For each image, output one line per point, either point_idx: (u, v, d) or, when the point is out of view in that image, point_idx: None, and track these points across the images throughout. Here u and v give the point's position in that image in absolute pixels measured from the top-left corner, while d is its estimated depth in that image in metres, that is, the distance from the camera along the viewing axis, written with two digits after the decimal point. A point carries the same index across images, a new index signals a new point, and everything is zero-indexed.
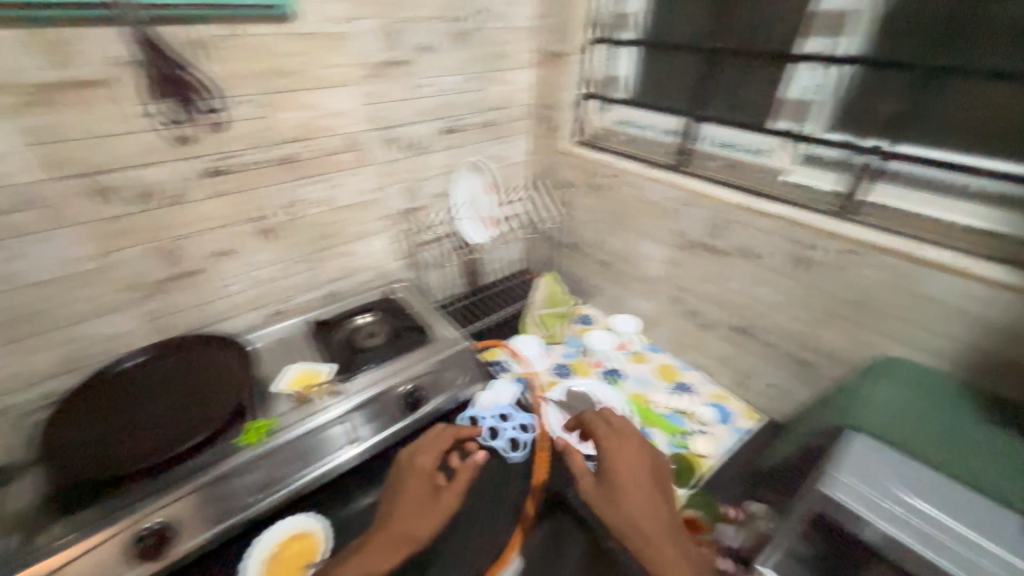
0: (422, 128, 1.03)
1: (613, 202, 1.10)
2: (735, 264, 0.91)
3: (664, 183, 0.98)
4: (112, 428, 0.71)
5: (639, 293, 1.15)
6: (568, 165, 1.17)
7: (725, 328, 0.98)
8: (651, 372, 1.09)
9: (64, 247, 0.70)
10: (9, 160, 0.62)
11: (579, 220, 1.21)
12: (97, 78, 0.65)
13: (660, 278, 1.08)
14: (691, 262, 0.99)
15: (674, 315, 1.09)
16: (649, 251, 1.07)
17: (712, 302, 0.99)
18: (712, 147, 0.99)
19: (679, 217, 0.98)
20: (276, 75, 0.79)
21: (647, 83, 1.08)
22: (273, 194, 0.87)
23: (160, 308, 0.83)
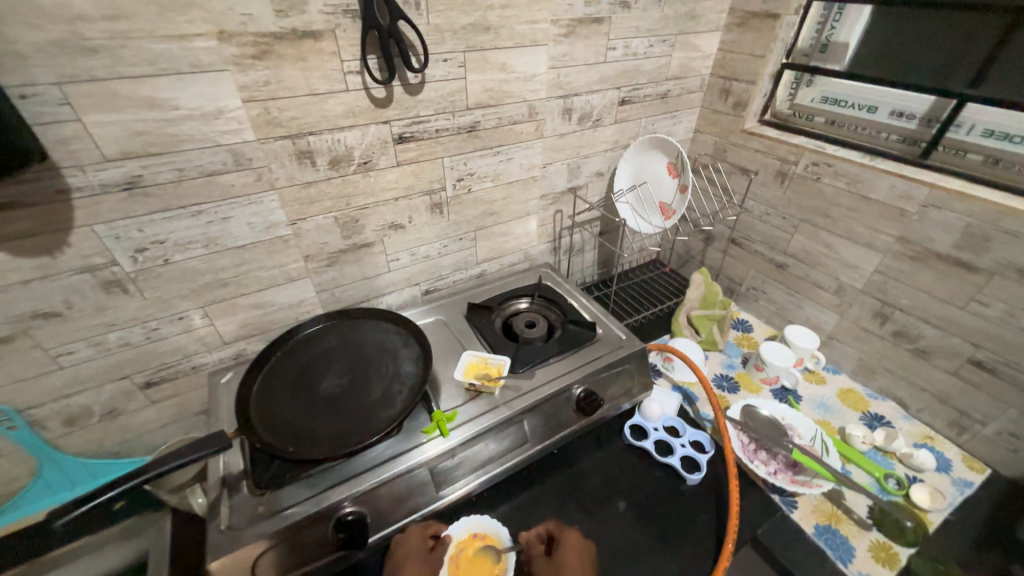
0: (600, 98, 0.91)
1: (810, 195, 0.94)
2: (996, 285, 0.73)
3: (898, 176, 0.80)
4: (301, 402, 0.69)
5: (823, 304, 0.99)
6: (749, 149, 1.02)
7: (955, 358, 0.81)
8: (835, 396, 0.94)
9: (265, 210, 0.67)
10: (232, 119, 0.58)
11: (754, 215, 1.07)
12: (317, 30, 0.58)
13: (860, 289, 0.91)
14: (916, 276, 0.82)
15: (873, 335, 0.92)
16: (852, 257, 0.91)
17: (940, 327, 0.81)
18: (977, 137, 0.75)
19: (912, 220, 0.80)
20: (479, 30, 0.69)
21: (883, 52, 0.85)
22: (450, 167, 0.81)
23: (334, 279, 0.81)
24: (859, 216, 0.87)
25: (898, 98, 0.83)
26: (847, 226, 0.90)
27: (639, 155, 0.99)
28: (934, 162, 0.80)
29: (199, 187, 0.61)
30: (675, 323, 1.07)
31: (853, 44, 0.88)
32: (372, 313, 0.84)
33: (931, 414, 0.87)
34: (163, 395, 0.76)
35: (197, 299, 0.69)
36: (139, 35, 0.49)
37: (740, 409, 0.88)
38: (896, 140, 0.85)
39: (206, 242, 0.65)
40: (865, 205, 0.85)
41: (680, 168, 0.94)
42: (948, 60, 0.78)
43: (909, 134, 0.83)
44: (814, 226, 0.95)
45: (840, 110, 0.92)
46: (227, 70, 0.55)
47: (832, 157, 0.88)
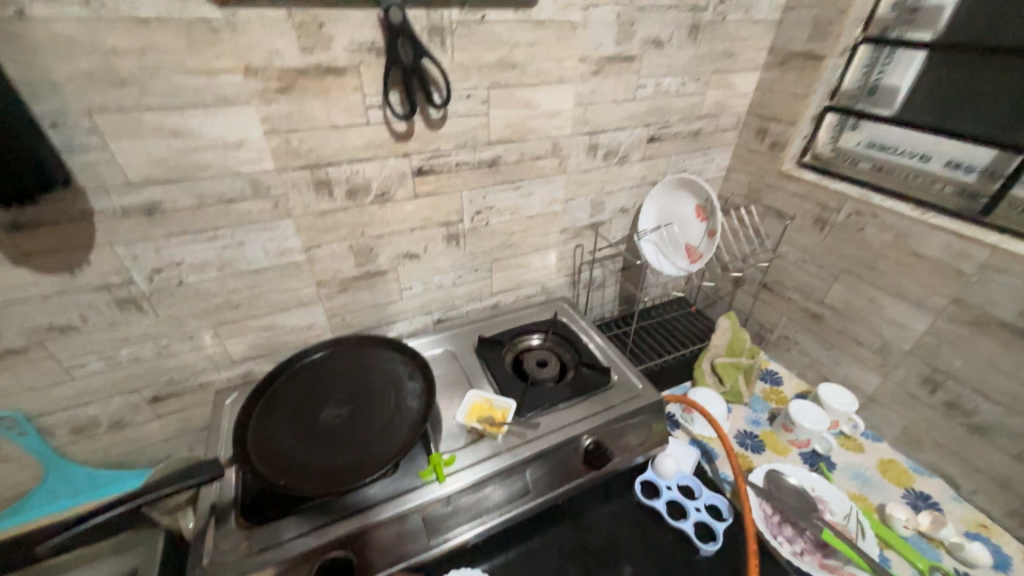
0: (627, 135, 0.88)
1: (852, 245, 0.87)
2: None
3: (954, 233, 0.73)
4: (299, 432, 0.68)
5: (864, 363, 0.91)
6: (786, 192, 0.96)
7: (1018, 440, 0.72)
8: (874, 468, 0.85)
9: (279, 236, 0.68)
10: (252, 148, 0.59)
11: (789, 260, 1.00)
12: (341, 65, 0.58)
13: (906, 351, 0.83)
14: (973, 344, 0.74)
15: (920, 402, 0.83)
16: (898, 315, 0.83)
17: (1001, 403, 0.72)
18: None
19: (970, 282, 0.72)
20: (504, 67, 0.68)
21: (938, 96, 0.79)
22: (468, 199, 0.79)
23: (345, 305, 0.81)
24: (908, 272, 0.80)
25: (954, 148, 0.77)
26: (893, 281, 0.82)
27: (666, 194, 0.95)
28: (995, 219, 0.72)
29: (216, 212, 0.62)
30: (697, 371, 1.01)
31: (905, 87, 0.82)
32: (381, 342, 0.83)
33: (989, 499, 0.77)
34: (168, 410, 0.76)
35: (208, 319, 0.70)
36: (168, 68, 0.51)
37: (764, 474, 0.80)
38: (950, 191, 0.79)
39: (220, 265, 0.66)
40: (914, 261, 0.78)
41: (709, 211, 0.90)
42: (1015, 111, 0.70)
43: (966, 187, 0.77)
44: (856, 277, 0.88)
45: (887, 156, 0.87)
46: (251, 102, 0.56)
47: (878, 207, 0.81)
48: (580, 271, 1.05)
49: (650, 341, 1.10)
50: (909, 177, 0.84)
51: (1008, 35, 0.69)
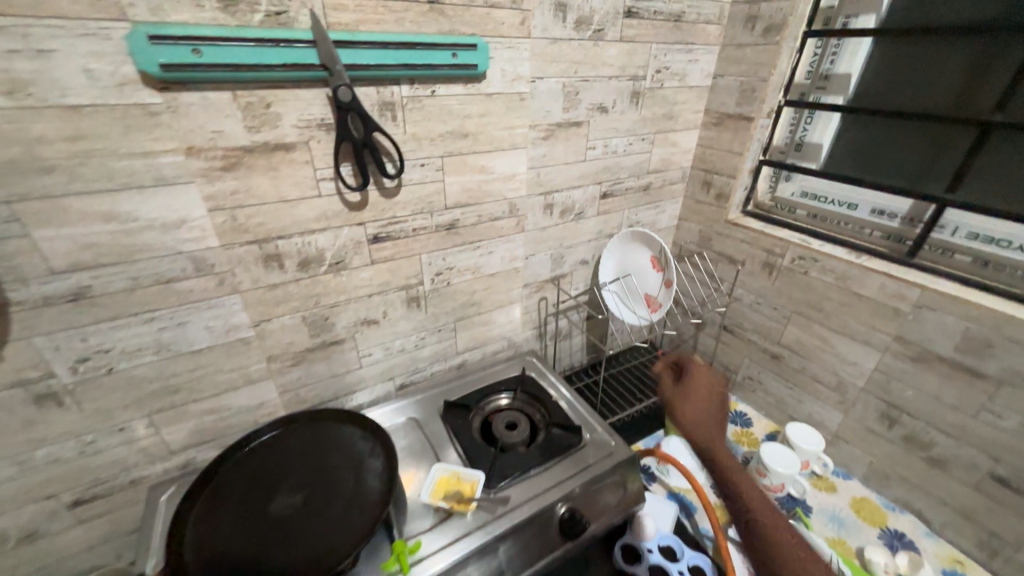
0: (581, 193, 0.91)
1: (799, 287, 0.92)
2: (1006, 395, 0.68)
3: (886, 275, 0.78)
4: (246, 528, 0.61)
5: (825, 401, 0.93)
6: (735, 239, 1.01)
7: (974, 471, 0.74)
8: (848, 509, 0.86)
9: (224, 314, 0.64)
10: (195, 227, 0.57)
11: (744, 303, 1.04)
12: (290, 142, 0.58)
13: (861, 387, 0.86)
14: (920, 379, 0.77)
15: (881, 438, 0.85)
16: (849, 353, 0.86)
17: (953, 436, 0.75)
18: (961, 239, 0.74)
19: (908, 320, 0.76)
20: (457, 137, 0.70)
21: (860, 151, 0.86)
22: (428, 262, 0.79)
23: (299, 379, 0.76)
24: (852, 312, 0.84)
25: (877, 197, 0.84)
26: (841, 321, 0.86)
27: (622, 247, 0.98)
28: (920, 261, 0.79)
29: (153, 294, 0.58)
30: (669, 419, 1.00)
31: (826, 144, 0.90)
32: (341, 416, 0.78)
33: (958, 532, 0.78)
34: (92, 514, 0.67)
35: (142, 408, 0.64)
36: (100, 153, 0.49)
37: None
38: (880, 236, 0.85)
39: (157, 348, 0.61)
40: (857, 301, 0.83)
41: (664, 262, 0.93)
42: (923, 164, 0.78)
43: (893, 232, 0.83)
44: (806, 318, 0.92)
45: (821, 205, 0.93)
46: (193, 182, 0.54)
47: (818, 252, 0.87)
48: (546, 324, 1.05)
49: (620, 390, 1.09)
50: (843, 224, 0.90)
51: (906, 100, 0.78)
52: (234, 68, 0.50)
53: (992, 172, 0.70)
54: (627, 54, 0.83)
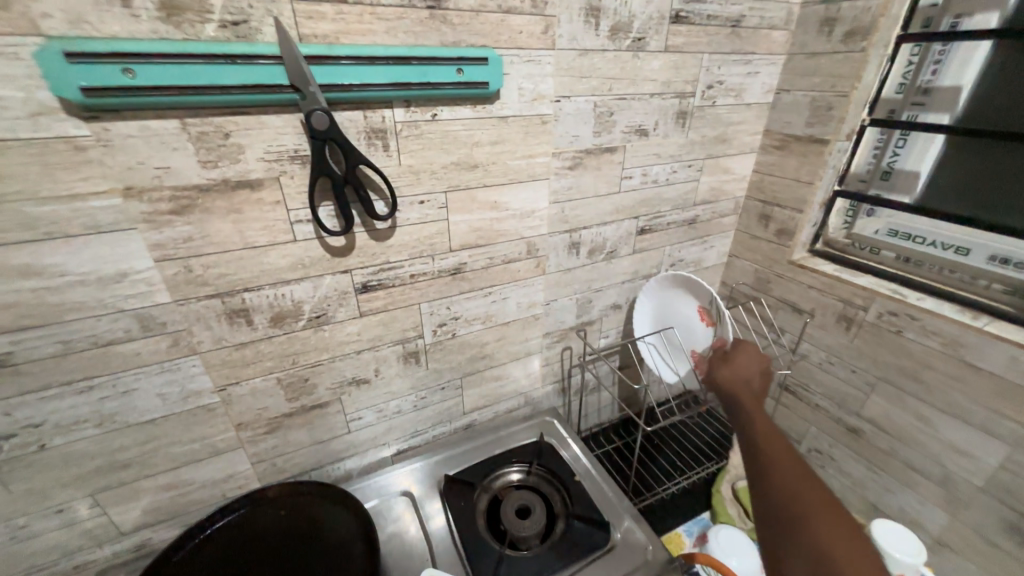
0: (614, 229, 0.77)
1: (890, 350, 0.73)
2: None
3: (1019, 346, 0.59)
4: None
5: (924, 495, 0.73)
6: (801, 284, 0.84)
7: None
8: None
9: (181, 379, 0.54)
10: (139, 281, 0.47)
11: (812, 361, 0.86)
12: (257, 178, 0.48)
13: (979, 486, 0.66)
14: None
15: (1008, 556, 0.65)
16: (961, 440, 0.67)
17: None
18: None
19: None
20: (464, 168, 0.58)
21: (972, 184, 0.67)
22: (428, 312, 0.67)
23: (275, 448, 0.65)
24: (967, 389, 0.65)
25: (996, 242, 0.65)
26: (949, 398, 0.67)
27: (655, 296, 0.85)
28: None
29: (91, 359, 0.48)
30: (717, 501, 0.83)
31: (925, 173, 0.72)
32: (323, 489, 0.66)
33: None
34: None
35: (84, 487, 0.54)
36: (14, 197, 0.39)
37: None
38: (1001, 290, 0.66)
39: (99, 420, 0.51)
40: (974, 376, 0.64)
41: (714, 314, 0.77)
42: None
43: (1021, 286, 0.64)
44: (898, 388, 0.73)
45: (916, 247, 0.74)
46: (135, 229, 0.45)
47: (916, 308, 0.69)
48: (570, 376, 0.90)
49: (656, 457, 0.93)
50: (946, 273, 0.71)
51: None
52: (173, 92, 0.40)
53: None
54: (673, 67, 0.69)
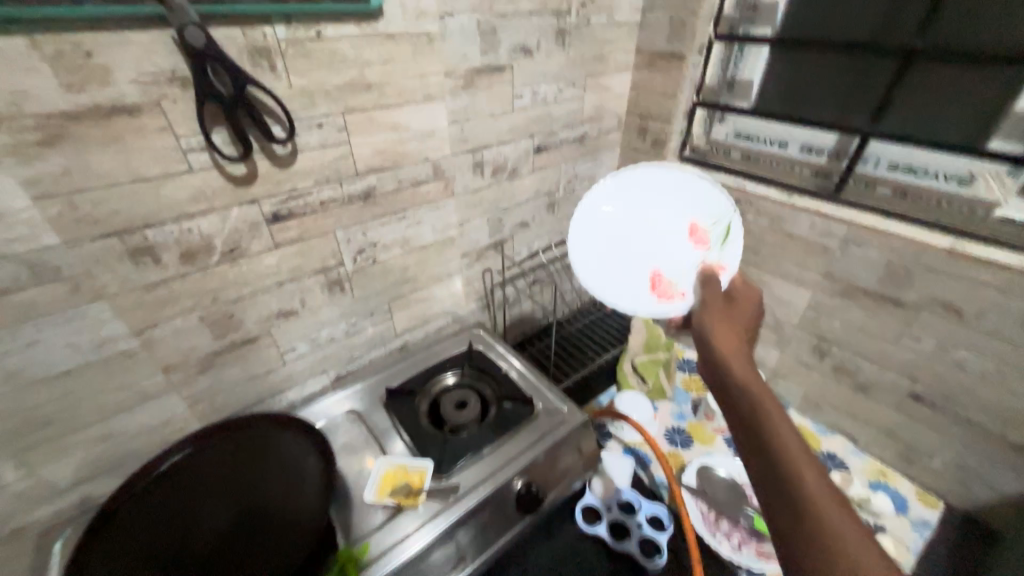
0: (513, 149, 0.84)
1: None
2: (924, 320, 0.71)
3: (817, 213, 0.78)
4: (162, 564, 0.54)
5: (763, 340, 0.96)
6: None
7: (894, 392, 0.79)
8: None
9: (89, 326, 0.52)
10: (16, 223, 0.44)
11: None
12: (133, 103, 0.46)
13: (796, 324, 0.89)
14: (847, 312, 0.80)
15: (814, 370, 0.90)
16: (784, 292, 0.89)
17: (877, 362, 0.79)
18: (883, 171, 0.76)
19: (836, 256, 0.78)
20: (358, 89, 0.60)
21: (789, 87, 0.84)
22: (345, 240, 0.69)
23: (210, 387, 0.66)
24: (785, 253, 0.85)
25: (806, 134, 0.83)
26: (776, 263, 0.87)
27: (644, 181, 0.75)
28: (848, 196, 0.78)
29: None
30: (620, 374, 1.00)
31: (757, 81, 0.87)
32: (266, 420, 0.69)
33: (880, 447, 0.85)
34: None
35: (1, 450, 0.52)
36: None
37: (696, 472, 0.80)
38: (810, 173, 0.84)
39: (3, 379, 0.49)
40: (790, 242, 0.84)
41: (710, 238, 0.72)
42: (850, 95, 0.77)
43: (821, 168, 0.83)
44: (744, 262, 0.93)
45: (755, 144, 0.92)
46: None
47: (752, 194, 0.87)
48: (490, 292, 0.99)
49: (572, 352, 1.08)
50: (775, 164, 0.89)
51: (830, 30, 0.76)
52: None
53: (913, 100, 0.71)
54: None
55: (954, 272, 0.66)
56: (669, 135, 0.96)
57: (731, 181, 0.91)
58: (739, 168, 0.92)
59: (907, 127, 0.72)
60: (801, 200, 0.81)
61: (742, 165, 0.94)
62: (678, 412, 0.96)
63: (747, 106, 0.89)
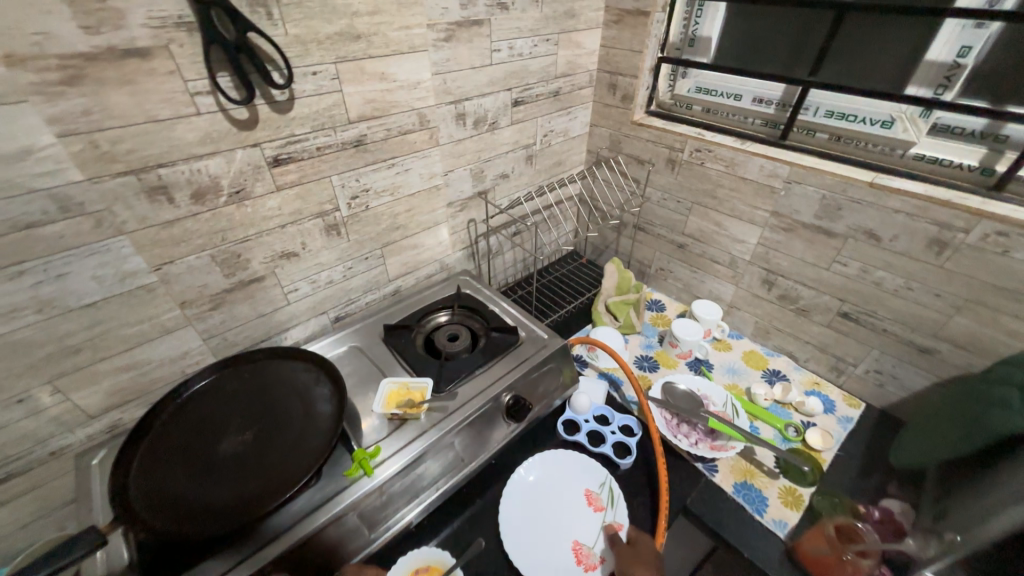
0: (492, 101, 0.90)
1: (698, 179, 1.01)
2: (851, 247, 0.83)
3: (765, 157, 0.88)
4: (197, 469, 0.61)
5: (721, 278, 1.08)
6: (641, 140, 1.07)
7: (828, 313, 0.92)
8: (740, 360, 1.04)
9: (113, 260, 0.57)
10: (45, 159, 0.49)
11: (654, 201, 1.13)
12: (145, 47, 0.50)
13: (748, 260, 1.01)
14: (790, 245, 0.92)
15: (763, 300, 1.02)
16: (738, 232, 1.00)
17: (814, 288, 0.92)
18: (821, 118, 0.85)
19: (781, 196, 0.89)
20: (348, 39, 0.64)
21: (742, 41, 0.92)
22: (340, 185, 0.75)
23: (222, 323, 0.73)
24: (738, 195, 0.96)
25: (757, 86, 0.91)
26: (731, 205, 0.98)
27: (549, 471, 0.77)
28: (790, 142, 0.90)
29: (14, 244, 0.50)
30: (595, 314, 1.10)
31: (715, 37, 0.94)
32: (277, 352, 0.76)
33: (816, 362, 0.99)
34: (14, 494, 0.63)
35: (40, 375, 0.58)
36: None
37: (660, 387, 0.93)
38: (760, 123, 0.94)
39: (39, 307, 0.54)
40: (743, 185, 0.94)
41: (601, 499, 0.73)
42: (793, 50, 0.86)
43: (769, 117, 0.92)
44: (704, 206, 1.03)
45: (713, 99, 0.99)
46: (27, 101, 0.46)
47: (711, 143, 0.95)
48: (475, 241, 1.07)
49: (552, 297, 1.18)
50: (730, 115, 0.98)
51: None
52: None
53: (845, 54, 0.81)
54: None
55: (873, 202, 0.77)
56: (635, 88, 1.03)
57: (693, 131, 1.00)
58: (700, 120, 1.01)
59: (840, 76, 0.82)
60: (751, 147, 0.91)
61: (703, 118, 1.02)
62: (647, 343, 1.08)
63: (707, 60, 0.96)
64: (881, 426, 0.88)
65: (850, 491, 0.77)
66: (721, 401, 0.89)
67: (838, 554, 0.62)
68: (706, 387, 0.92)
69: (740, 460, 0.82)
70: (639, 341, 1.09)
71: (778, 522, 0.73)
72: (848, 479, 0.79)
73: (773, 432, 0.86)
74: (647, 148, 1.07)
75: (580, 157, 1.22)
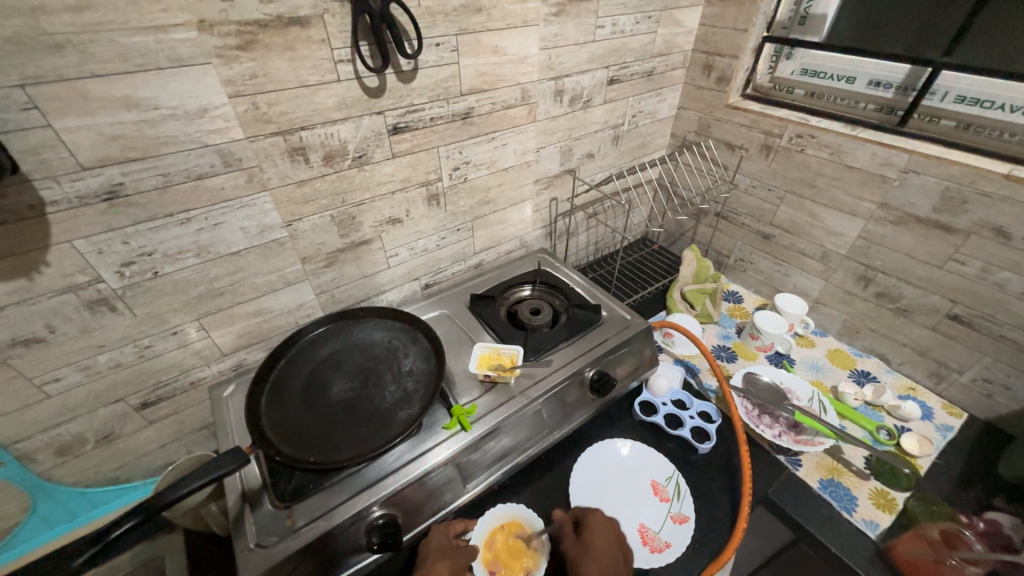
0: (589, 78, 0.90)
1: (796, 167, 0.97)
2: (972, 244, 0.77)
3: (879, 144, 0.83)
4: (314, 408, 0.66)
5: (810, 272, 1.04)
6: (735, 124, 1.04)
7: (934, 314, 0.86)
8: (825, 358, 1.00)
9: (257, 214, 0.63)
10: (217, 117, 0.54)
11: (741, 188, 1.10)
12: (305, 16, 0.54)
13: (844, 255, 0.96)
14: (898, 240, 0.86)
15: (857, 297, 0.97)
16: (836, 224, 0.95)
17: (920, 286, 0.86)
18: (950, 103, 0.78)
19: (893, 186, 0.83)
20: (471, 12, 0.67)
21: (863, 18, 0.86)
22: (446, 156, 0.78)
23: (333, 280, 0.78)
24: (841, 183, 0.91)
25: (875, 68, 0.85)
26: (832, 195, 0.93)
27: (617, 457, 0.77)
28: (909, 130, 0.84)
29: (186, 193, 0.57)
30: (670, 300, 1.09)
31: (831, 14, 0.89)
32: (377, 311, 0.81)
33: (913, 366, 0.93)
34: (160, 415, 0.72)
35: (191, 312, 0.65)
36: (110, 27, 0.45)
37: (742, 376, 0.91)
38: (873, 109, 0.88)
39: (197, 251, 0.61)
40: (849, 173, 0.89)
41: (667, 490, 0.73)
42: (922, 29, 0.80)
43: (885, 103, 0.86)
44: (799, 196, 0.99)
45: (820, 82, 0.94)
46: (209, 63, 0.51)
47: (816, 128, 0.90)
48: (555, 220, 1.08)
49: (625, 282, 1.18)
50: (838, 100, 0.92)
51: None
52: None
53: (989, 33, 0.73)
54: None
55: (1009, 196, 0.71)
56: (733, 68, 0.99)
57: (794, 116, 0.95)
58: (802, 104, 0.97)
59: (981, 55, 0.74)
60: (862, 134, 0.86)
61: (806, 103, 0.97)
62: (725, 334, 1.06)
63: (818, 40, 0.91)
64: (986, 438, 0.83)
65: (951, 501, 0.73)
66: (808, 397, 0.87)
67: (940, 558, 0.60)
68: (792, 382, 0.90)
69: (827, 458, 0.80)
70: (716, 331, 1.07)
71: (869, 523, 0.70)
72: (946, 488, 0.75)
73: (864, 432, 0.83)
74: (741, 133, 1.04)
75: (664, 141, 1.20)
